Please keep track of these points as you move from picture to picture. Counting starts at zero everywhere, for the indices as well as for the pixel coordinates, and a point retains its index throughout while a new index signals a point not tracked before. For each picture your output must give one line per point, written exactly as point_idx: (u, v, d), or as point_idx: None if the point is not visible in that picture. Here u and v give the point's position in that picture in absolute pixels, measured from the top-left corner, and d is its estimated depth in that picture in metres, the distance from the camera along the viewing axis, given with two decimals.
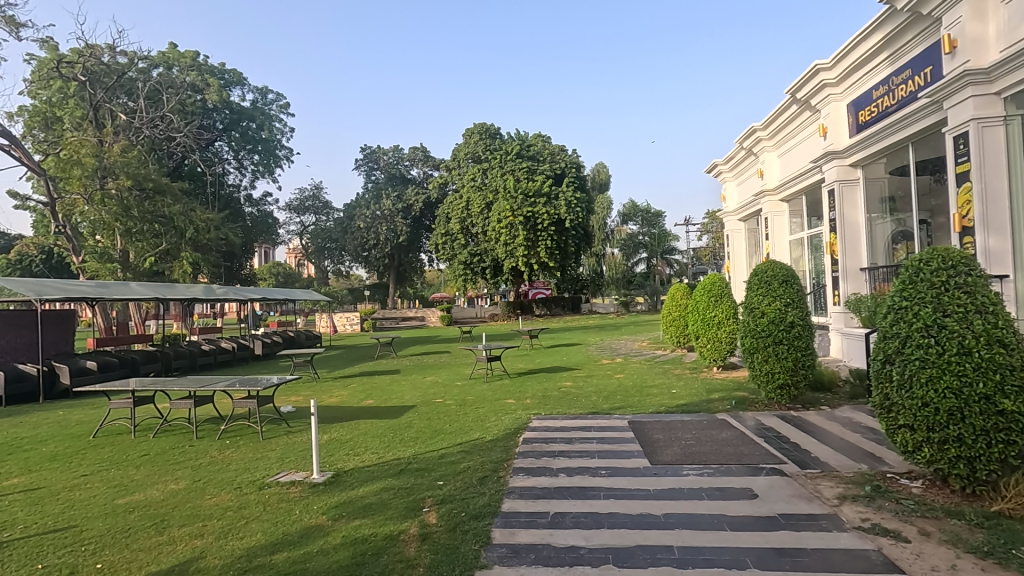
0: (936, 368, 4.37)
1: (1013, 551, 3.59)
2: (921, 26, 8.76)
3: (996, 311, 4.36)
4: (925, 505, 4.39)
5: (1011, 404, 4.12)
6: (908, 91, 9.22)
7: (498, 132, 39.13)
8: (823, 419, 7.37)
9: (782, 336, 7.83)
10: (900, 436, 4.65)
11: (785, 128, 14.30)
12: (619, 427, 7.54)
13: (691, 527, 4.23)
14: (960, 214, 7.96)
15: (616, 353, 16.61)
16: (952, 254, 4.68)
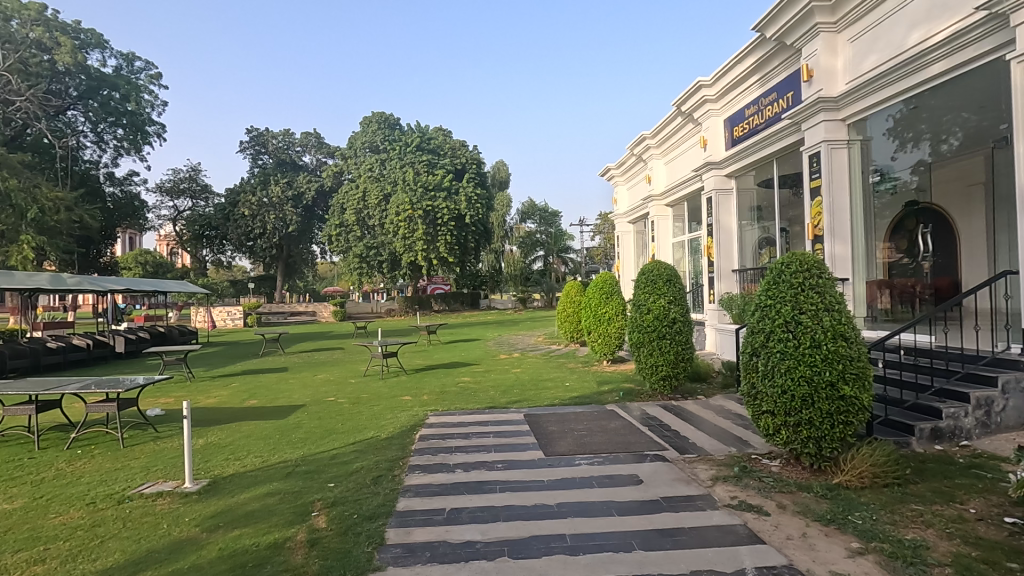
0: (793, 359, 4.92)
1: (849, 517, 4.15)
2: (785, 54, 9.81)
3: (840, 309, 4.98)
4: (781, 481, 4.94)
5: (850, 390, 4.76)
6: (774, 112, 10.28)
7: (398, 122, 38.19)
8: (700, 407, 8.02)
9: (665, 331, 8.41)
10: (763, 421, 5.19)
11: (671, 138, 15.34)
12: (515, 420, 7.68)
13: (583, 514, 4.41)
14: (813, 224, 9.00)
15: (513, 348, 16.92)
16: (807, 258, 5.25)
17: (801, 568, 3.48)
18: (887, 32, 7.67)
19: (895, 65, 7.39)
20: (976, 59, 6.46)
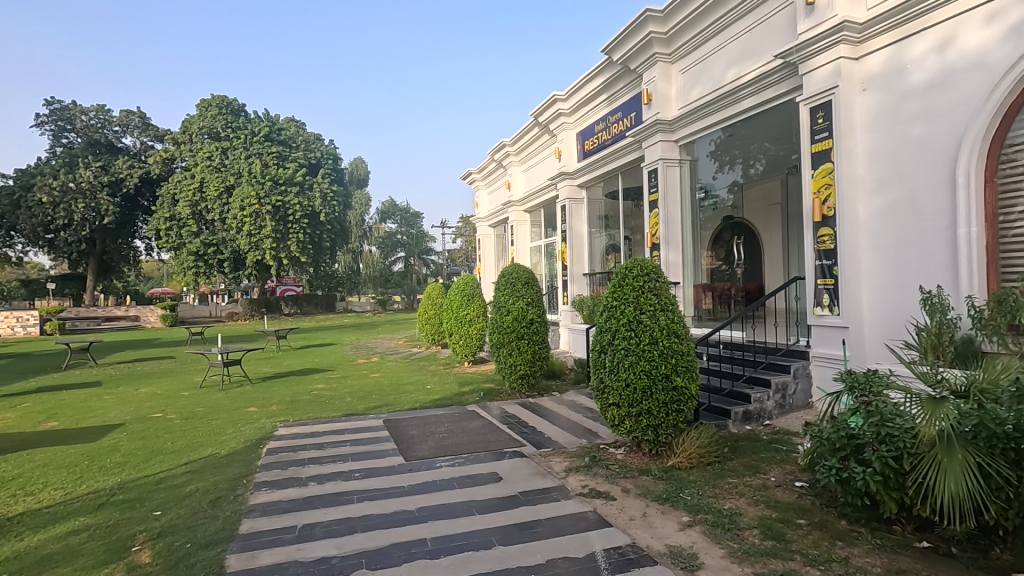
0: (635, 355, 5.41)
1: (681, 494, 4.66)
2: (628, 78, 10.78)
3: (673, 309, 5.57)
4: (625, 467, 5.41)
5: (681, 381, 5.36)
6: (619, 129, 11.23)
7: (242, 110, 34.94)
8: (555, 403, 8.47)
9: (524, 331, 8.74)
10: (610, 413, 5.65)
11: (529, 147, 15.99)
12: (374, 426, 7.43)
13: (444, 517, 4.41)
14: (651, 233, 10.02)
15: (372, 351, 16.35)
16: (647, 264, 5.77)
17: (642, 545, 3.83)
18: (710, 68, 8.82)
19: (716, 97, 8.50)
20: (775, 99, 7.67)
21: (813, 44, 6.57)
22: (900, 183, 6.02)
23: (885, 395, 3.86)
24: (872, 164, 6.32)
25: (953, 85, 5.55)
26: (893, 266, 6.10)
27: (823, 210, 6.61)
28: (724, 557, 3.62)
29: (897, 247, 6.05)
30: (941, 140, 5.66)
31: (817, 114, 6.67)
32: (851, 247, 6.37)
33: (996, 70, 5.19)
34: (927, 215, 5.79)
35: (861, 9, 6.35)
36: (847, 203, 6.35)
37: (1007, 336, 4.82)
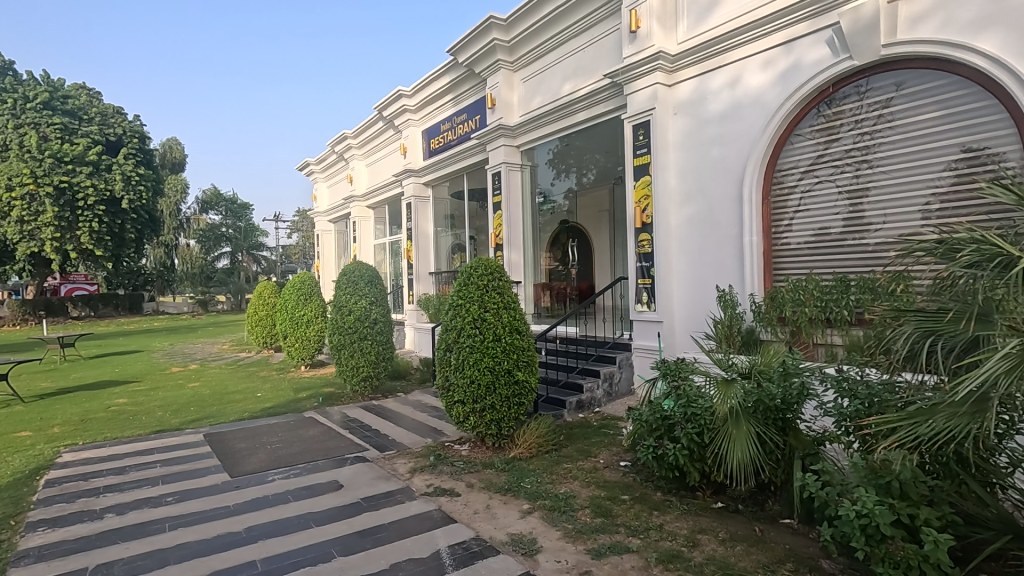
0: (480, 352, 5.54)
1: (521, 483, 4.89)
2: (473, 81, 11.00)
3: (515, 306, 5.80)
4: (470, 462, 5.51)
5: (523, 375, 5.62)
6: (465, 130, 11.40)
7: (10, 69, 28.50)
8: (399, 404, 8.31)
9: (367, 332, 8.43)
10: (455, 410, 5.73)
11: (373, 141, 15.46)
12: (191, 443, 6.58)
13: (277, 534, 4.07)
14: (495, 234, 10.43)
15: (189, 358, 14.46)
16: (490, 263, 5.93)
17: (485, 537, 3.94)
18: (548, 80, 9.38)
19: (554, 108, 9.06)
20: (604, 114, 8.41)
21: (635, 68, 7.34)
22: (702, 197, 7.00)
23: (690, 379, 4.46)
24: (681, 179, 7.25)
25: (741, 116, 6.59)
26: (696, 268, 7.06)
27: (643, 217, 7.46)
28: (560, 538, 3.87)
29: (700, 251, 7.02)
30: (732, 162, 6.69)
31: (638, 131, 7.49)
32: (665, 251, 7.25)
33: (771, 107, 6.29)
34: (721, 225, 6.80)
35: (673, 42, 7.24)
36: (662, 212, 7.22)
37: (777, 327, 5.88)
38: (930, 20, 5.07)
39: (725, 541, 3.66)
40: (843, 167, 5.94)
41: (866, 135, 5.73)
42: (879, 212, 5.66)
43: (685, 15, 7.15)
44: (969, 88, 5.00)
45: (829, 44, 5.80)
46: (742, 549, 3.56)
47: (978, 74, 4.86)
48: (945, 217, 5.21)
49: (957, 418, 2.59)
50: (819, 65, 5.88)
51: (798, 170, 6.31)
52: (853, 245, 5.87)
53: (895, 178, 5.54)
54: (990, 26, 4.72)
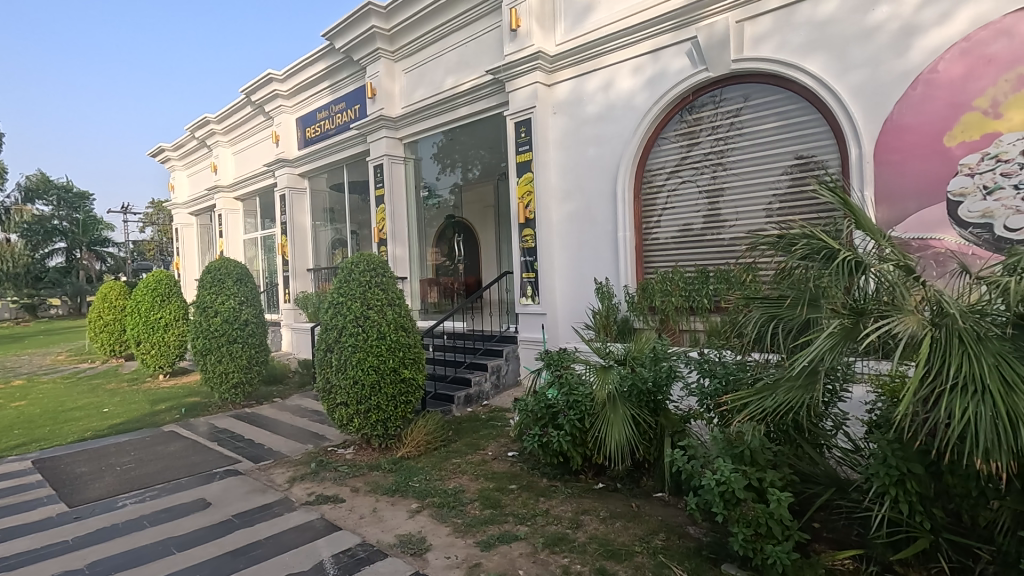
0: (363, 351, 5.33)
1: (409, 482, 4.79)
2: (352, 69, 10.53)
3: (400, 303, 5.66)
4: (355, 466, 5.30)
5: (409, 372, 5.51)
6: (343, 120, 10.89)
7: None
8: (276, 411, 7.76)
9: (236, 334, 7.74)
10: (338, 412, 5.47)
11: (240, 127, 14.23)
12: (16, 472, 5.62)
13: (131, 566, 3.61)
14: (378, 229, 10.15)
15: (12, 373, 12.33)
16: (373, 259, 5.73)
17: (372, 541, 3.81)
18: (430, 72, 9.25)
19: (436, 101, 8.96)
20: (487, 110, 8.48)
21: (516, 66, 7.48)
22: (581, 194, 7.33)
23: (572, 368, 4.65)
24: (561, 176, 7.53)
25: (614, 118, 6.99)
26: (576, 262, 7.39)
27: (526, 212, 7.65)
28: (449, 533, 3.86)
29: (579, 246, 7.35)
30: (607, 161, 7.08)
31: (520, 128, 7.65)
32: (547, 245, 7.50)
33: (641, 111, 6.74)
34: (598, 220, 7.17)
35: (551, 43, 7.48)
36: (543, 208, 7.46)
37: (648, 316, 6.34)
38: (770, 40, 5.74)
39: (605, 519, 3.89)
40: (702, 169, 6.53)
41: (720, 140, 6.35)
42: (732, 210, 6.31)
43: (562, 17, 7.41)
44: (800, 103, 5.75)
45: (688, 55, 6.33)
46: (620, 525, 3.80)
47: (807, 91, 5.58)
48: (784, 215, 5.93)
49: (794, 390, 2.97)
50: (681, 74, 6.40)
51: (665, 170, 6.83)
52: (711, 240, 6.48)
53: (744, 180, 6.21)
54: (816, 49, 5.45)
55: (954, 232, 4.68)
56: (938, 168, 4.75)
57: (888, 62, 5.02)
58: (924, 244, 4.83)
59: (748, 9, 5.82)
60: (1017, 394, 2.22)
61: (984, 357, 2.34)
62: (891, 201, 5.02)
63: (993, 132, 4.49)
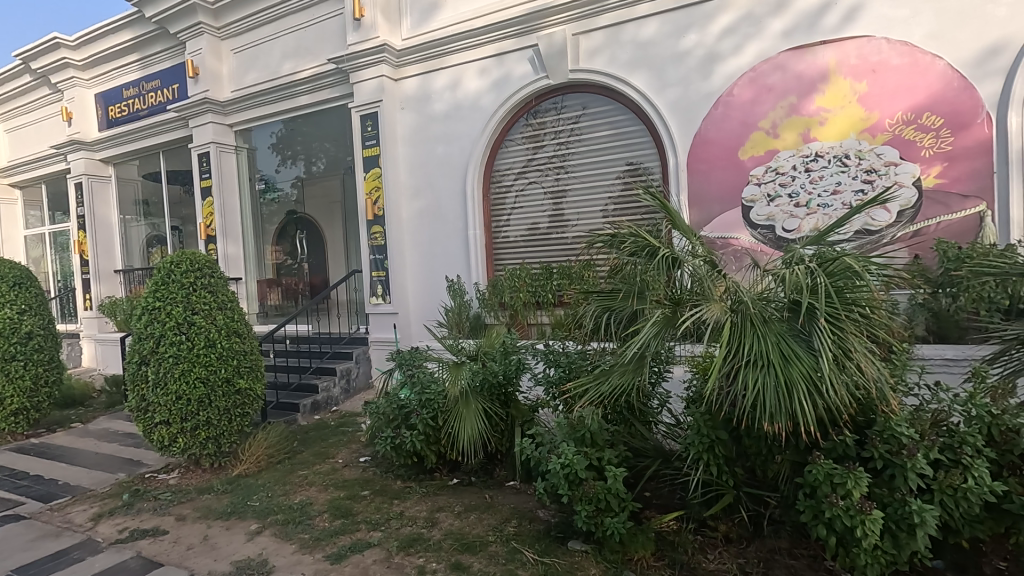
0: (187, 362, 4.73)
1: (248, 502, 4.37)
2: (167, 42, 9.26)
3: (232, 306, 5.13)
4: (180, 491, 4.69)
5: (245, 382, 5.02)
6: (158, 101, 9.56)
7: None
8: (75, 438, 6.56)
9: (15, 351, 6.38)
10: (157, 433, 4.80)
11: (16, 99, 11.74)
12: None
13: None
14: (204, 224, 9.17)
15: None
16: (197, 257, 5.10)
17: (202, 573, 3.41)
18: (264, 55, 8.50)
19: (272, 87, 8.29)
20: (330, 100, 8.04)
21: (361, 57, 7.21)
22: (430, 192, 7.31)
23: (424, 367, 4.60)
24: (410, 172, 7.43)
25: (462, 118, 7.07)
26: (427, 260, 7.35)
27: (374, 209, 7.41)
28: (295, 551, 3.61)
29: (430, 243, 7.32)
30: (456, 160, 7.14)
31: (366, 122, 7.39)
32: (397, 243, 7.35)
33: (487, 112, 6.91)
34: (448, 218, 7.21)
35: (397, 37, 7.34)
36: (392, 205, 7.29)
37: (498, 311, 6.52)
38: (602, 55, 6.24)
39: (460, 514, 3.93)
40: (546, 171, 6.90)
41: (561, 145, 6.76)
42: (572, 210, 6.76)
43: (407, 12, 7.30)
44: (628, 115, 6.35)
45: (530, 61, 6.63)
46: (475, 517, 3.88)
47: (634, 104, 6.19)
48: (617, 215, 6.50)
49: (626, 374, 3.27)
50: (524, 79, 6.68)
51: (511, 170, 7.09)
52: (555, 238, 6.88)
53: (583, 182, 6.68)
54: (639, 67, 6.05)
55: (746, 232, 5.54)
56: (734, 178, 5.58)
57: (696, 83, 5.77)
58: (725, 242, 5.65)
59: (581, 24, 6.28)
60: (791, 366, 2.70)
61: (768, 337, 2.80)
62: (700, 205, 5.77)
63: (772, 150, 5.41)
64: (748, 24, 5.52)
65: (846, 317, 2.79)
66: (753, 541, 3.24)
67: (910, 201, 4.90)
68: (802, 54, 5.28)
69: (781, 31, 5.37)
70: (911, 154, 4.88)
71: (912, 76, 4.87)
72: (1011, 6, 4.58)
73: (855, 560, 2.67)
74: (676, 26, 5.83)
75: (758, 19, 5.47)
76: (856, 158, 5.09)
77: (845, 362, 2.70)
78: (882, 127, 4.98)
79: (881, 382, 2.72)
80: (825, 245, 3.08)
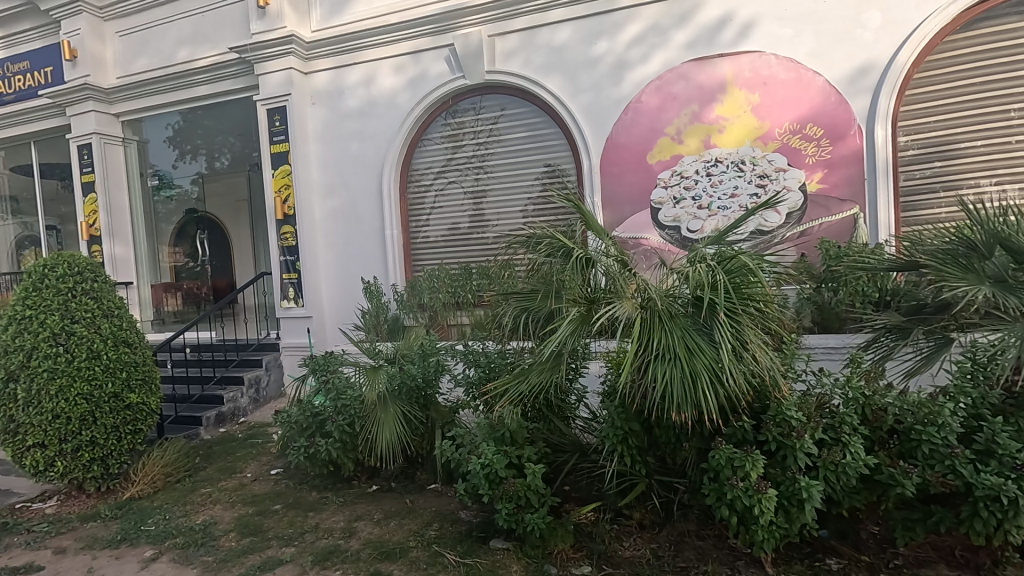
0: (66, 377, 4.25)
1: (141, 527, 4.00)
2: (37, 20, 8.28)
3: (120, 314, 4.67)
4: (59, 521, 4.21)
5: (137, 396, 4.59)
6: (28, 85, 8.53)
7: None
8: None
9: None
10: (29, 458, 4.27)
11: None
12: None
13: None
14: (88, 223, 8.23)
15: None
16: (77, 260, 4.61)
17: None
18: (155, 40, 7.83)
19: (166, 75, 7.65)
20: (232, 92, 7.54)
21: (266, 48, 6.83)
22: (344, 191, 7.06)
23: (339, 371, 4.43)
24: (322, 170, 7.14)
25: (376, 115, 6.89)
26: (342, 261, 7.10)
27: (283, 208, 7.04)
28: None
29: (345, 244, 7.08)
30: (371, 158, 6.94)
31: (273, 116, 7.01)
32: (310, 244, 7.04)
33: (403, 110, 6.78)
34: (364, 218, 7.00)
35: (306, 28, 7.02)
36: (303, 204, 6.98)
37: (418, 313, 6.40)
38: (517, 57, 6.31)
39: (380, 521, 3.83)
40: (464, 171, 6.87)
41: (479, 145, 6.77)
42: (491, 211, 6.79)
43: (317, 3, 7.01)
44: (544, 117, 6.47)
45: (447, 60, 6.58)
46: (395, 524, 3.79)
47: (549, 106, 6.31)
48: (535, 216, 6.61)
49: (544, 372, 3.33)
50: (440, 78, 6.62)
51: (429, 170, 7.01)
52: (475, 239, 6.88)
53: (501, 183, 6.73)
54: (554, 71, 6.19)
55: (656, 232, 5.83)
56: (644, 180, 5.85)
57: (607, 89, 5.99)
58: (636, 243, 5.90)
59: (497, 26, 6.32)
60: (695, 358, 2.87)
61: (674, 331, 2.95)
62: (613, 207, 5.99)
63: (677, 155, 5.73)
64: (654, 34, 5.80)
65: (742, 311, 3.00)
66: (665, 526, 3.41)
67: (797, 204, 5.37)
68: (702, 65, 5.63)
69: (684, 42, 5.69)
70: (797, 161, 5.36)
71: (797, 90, 5.34)
72: (876, 31, 5.14)
73: (753, 536, 2.89)
74: (588, 33, 6.02)
75: (662, 30, 5.76)
76: (751, 164, 5.50)
77: (743, 352, 2.91)
78: (772, 136, 5.42)
79: (773, 370, 2.94)
80: (724, 244, 3.29)
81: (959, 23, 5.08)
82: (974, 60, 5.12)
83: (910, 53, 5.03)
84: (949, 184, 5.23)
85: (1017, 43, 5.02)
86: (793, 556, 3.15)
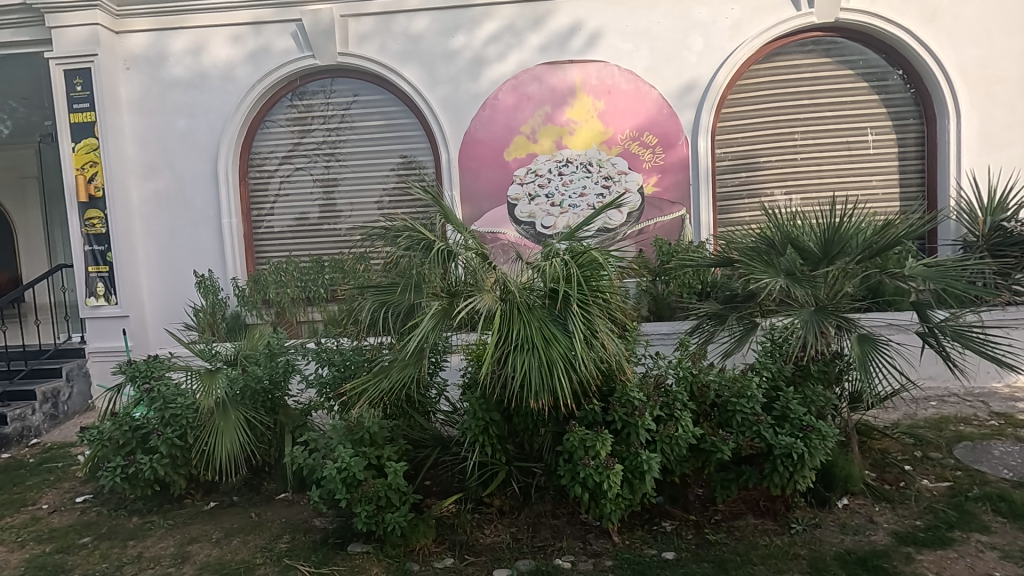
0: None
1: None
2: None
3: None
4: None
5: None
6: None
7: None
8: None
9: None
10: None
11: None
12: None
13: None
14: None
15: None
16: None
17: None
18: None
19: None
20: (13, 45, 6.17)
21: None
22: (169, 172, 6.20)
23: (166, 378, 3.89)
24: (140, 148, 6.20)
25: (208, 89, 6.15)
26: (168, 252, 6.25)
27: (90, 188, 5.96)
28: None
29: (171, 232, 6.24)
30: (202, 137, 6.18)
31: (72, 79, 5.86)
32: (124, 232, 6.07)
33: (242, 86, 6.13)
34: (194, 203, 6.22)
35: None
36: (116, 184, 5.99)
37: (262, 310, 5.85)
38: (372, 41, 6.04)
39: (220, 541, 3.46)
40: (314, 157, 6.44)
41: (331, 131, 6.39)
42: (344, 201, 6.45)
43: None
44: (400, 107, 6.31)
45: (294, 37, 6.08)
46: (238, 541, 3.44)
47: (406, 96, 6.17)
48: (392, 207, 6.43)
49: (405, 369, 3.26)
50: (286, 55, 6.10)
51: (273, 153, 6.45)
52: (326, 230, 6.48)
53: (355, 171, 6.42)
54: (410, 60, 6.04)
55: (512, 227, 6.01)
56: (500, 176, 5.99)
57: (465, 84, 6.01)
58: (494, 237, 6.02)
59: (350, 6, 5.97)
60: (551, 347, 3.02)
61: (532, 323, 3.07)
62: (471, 201, 6.05)
63: (532, 153, 5.96)
64: (509, 34, 5.94)
65: (592, 302, 3.22)
66: (523, 509, 3.53)
67: (636, 205, 5.90)
68: (554, 69, 5.91)
69: (538, 46, 5.92)
70: (636, 165, 5.89)
71: (636, 100, 5.87)
72: (699, 54, 5.83)
73: (602, 509, 3.13)
74: (445, 26, 5.98)
75: (518, 31, 5.93)
76: (597, 166, 5.92)
77: (593, 340, 3.12)
78: (615, 141, 5.89)
79: (619, 356, 3.19)
80: (575, 240, 3.48)
81: (760, 55, 5.96)
82: (771, 89, 6.07)
83: (725, 76, 5.79)
84: (752, 192, 6.15)
85: (801, 78, 6.05)
86: (635, 523, 3.47)
